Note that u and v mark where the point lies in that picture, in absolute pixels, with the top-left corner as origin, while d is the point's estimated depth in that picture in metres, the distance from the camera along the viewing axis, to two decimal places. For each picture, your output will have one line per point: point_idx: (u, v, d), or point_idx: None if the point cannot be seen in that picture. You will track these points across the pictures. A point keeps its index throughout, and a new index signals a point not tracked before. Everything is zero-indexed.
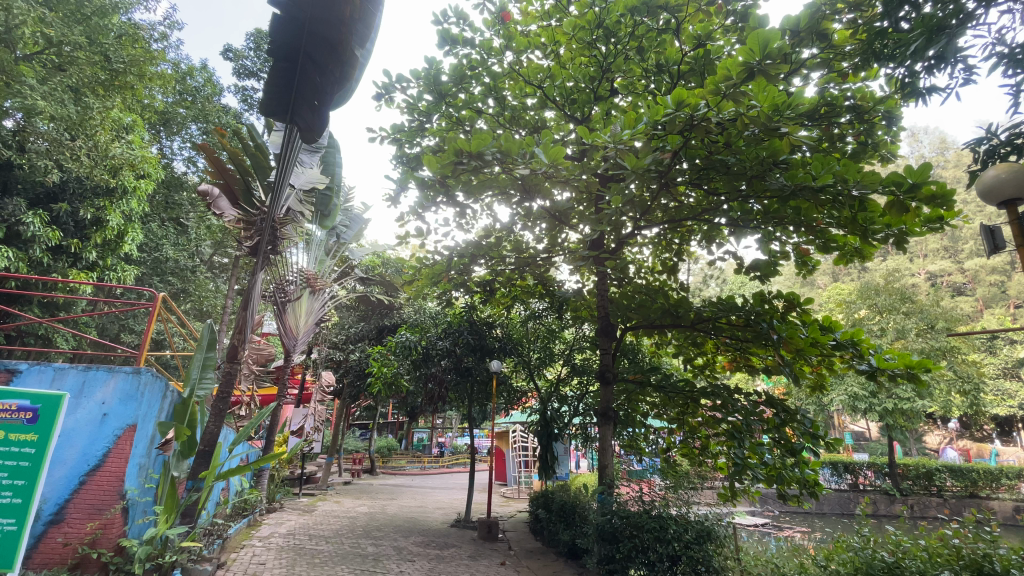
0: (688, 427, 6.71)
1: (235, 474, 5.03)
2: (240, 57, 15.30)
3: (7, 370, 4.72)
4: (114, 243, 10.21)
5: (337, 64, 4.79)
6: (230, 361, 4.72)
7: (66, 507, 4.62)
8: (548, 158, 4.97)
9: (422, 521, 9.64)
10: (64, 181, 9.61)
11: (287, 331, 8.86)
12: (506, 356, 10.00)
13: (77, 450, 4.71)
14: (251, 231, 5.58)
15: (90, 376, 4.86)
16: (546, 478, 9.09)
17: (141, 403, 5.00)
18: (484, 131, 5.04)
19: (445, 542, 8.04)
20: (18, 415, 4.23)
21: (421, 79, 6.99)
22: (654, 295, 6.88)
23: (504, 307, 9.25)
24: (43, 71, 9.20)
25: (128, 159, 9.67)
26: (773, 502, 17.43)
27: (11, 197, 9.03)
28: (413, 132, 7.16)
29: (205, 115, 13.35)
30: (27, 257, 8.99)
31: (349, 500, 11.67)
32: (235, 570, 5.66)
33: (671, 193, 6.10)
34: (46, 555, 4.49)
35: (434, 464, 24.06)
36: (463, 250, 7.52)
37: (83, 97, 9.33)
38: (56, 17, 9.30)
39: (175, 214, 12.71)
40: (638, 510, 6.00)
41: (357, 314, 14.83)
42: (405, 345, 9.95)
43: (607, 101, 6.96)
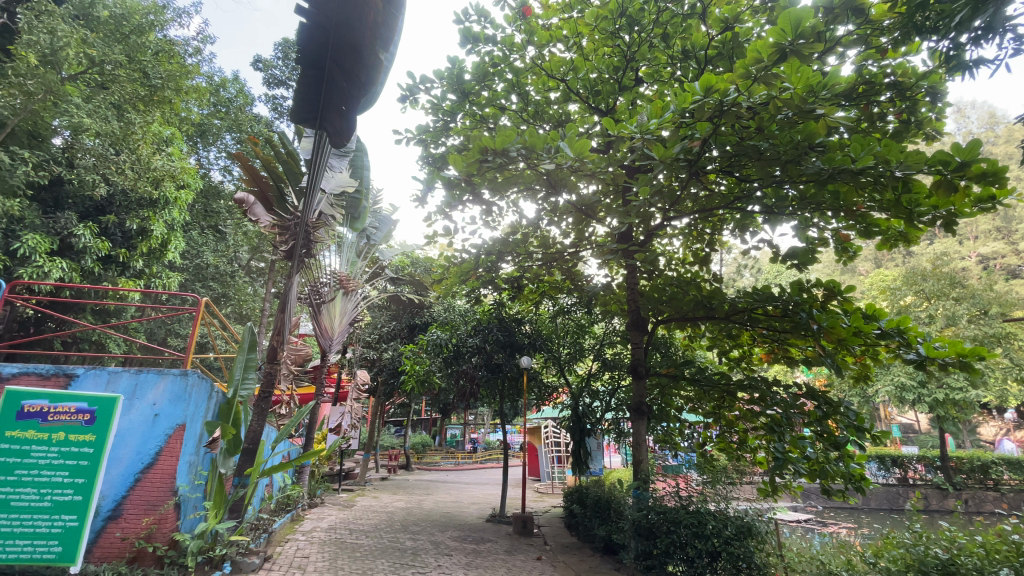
0: (726, 421, 6.67)
1: (278, 471, 5.23)
2: (269, 66, 15.74)
3: (66, 374, 5.00)
4: (159, 252, 10.68)
5: (363, 70, 4.89)
6: (269, 362, 5.06)
7: (123, 503, 4.87)
8: (574, 151, 4.96)
9: (458, 516, 9.73)
10: (110, 196, 10.02)
11: (322, 332, 9.04)
12: (536, 351, 9.91)
13: (132, 449, 4.97)
14: (286, 235, 5.81)
15: (142, 379, 5.11)
16: (580, 474, 9.03)
17: (189, 403, 5.22)
18: (510, 127, 5.12)
19: (482, 536, 8.12)
20: (77, 416, 4.46)
21: (444, 79, 7.04)
22: (686, 287, 6.71)
23: (533, 303, 9.23)
24: (89, 90, 9.66)
25: (168, 171, 10.11)
26: (816, 498, 16.92)
27: (64, 212, 9.55)
28: (438, 132, 7.20)
29: (238, 125, 13.85)
30: (80, 267, 9.51)
31: (386, 496, 11.91)
32: (281, 563, 5.85)
33: (702, 181, 5.96)
34: (105, 549, 4.76)
35: (468, 460, 24.31)
36: (491, 247, 7.52)
37: (126, 112, 9.81)
38: (98, 38, 9.77)
39: (214, 222, 13.22)
40: (675, 506, 5.90)
41: (389, 313, 15.05)
42: (436, 343, 10.04)
43: (632, 91, 6.87)
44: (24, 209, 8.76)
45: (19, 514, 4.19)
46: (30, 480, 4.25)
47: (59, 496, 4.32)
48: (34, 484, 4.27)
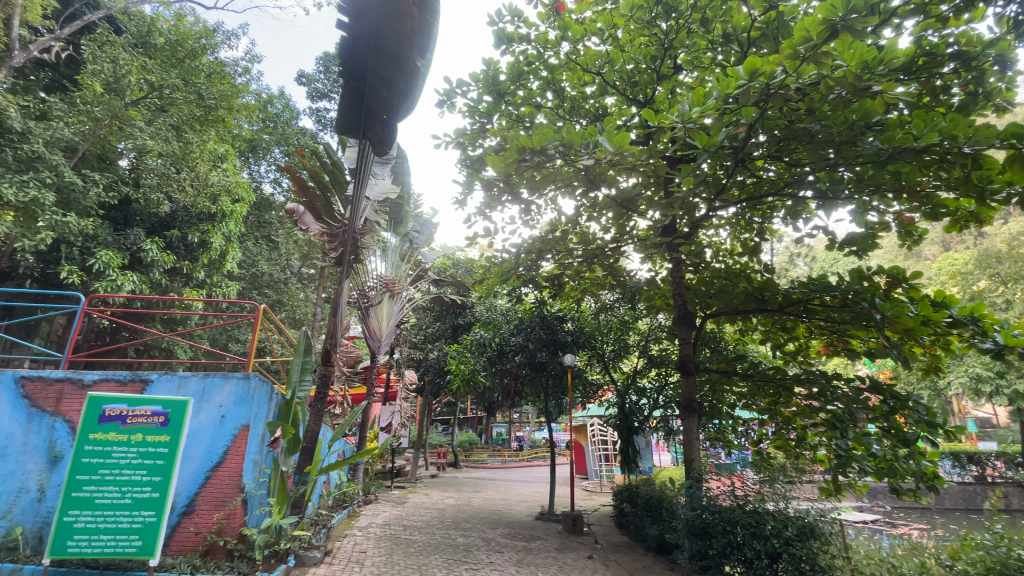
0: (783, 417, 6.46)
1: (336, 469, 5.43)
2: (312, 80, 16.36)
3: (141, 380, 5.36)
4: (218, 262, 11.30)
5: (402, 78, 5.05)
6: (325, 364, 5.34)
7: (195, 499, 5.18)
8: (612, 145, 4.91)
9: (507, 514, 9.81)
10: (173, 212, 10.72)
11: (371, 334, 9.30)
12: (580, 349, 9.72)
13: (202, 449, 5.27)
14: (336, 243, 6.07)
15: (209, 383, 5.42)
16: (630, 472, 8.90)
17: (252, 404, 5.49)
18: (547, 125, 5.11)
19: (532, 534, 8.15)
20: (153, 419, 4.76)
21: (480, 82, 7.11)
22: (735, 279, 6.41)
23: (574, 300, 9.16)
24: (150, 113, 10.32)
25: (224, 186, 10.71)
26: (884, 497, 15.95)
27: (133, 228, 10.26)
28: (475, 134, 7.27)
29: (286, 138, 14.53)
30: (149, 279, 10.21)
31: (437, 493, 12.16)
32: (340, 557, 6.08)
33: (749, 169, 5.75)
34: (181, 543, 5.07)
35: (514, 458, 24.41)
36: (531, 245, 7.54)
37: (184, 133, 10.45)
38: (156, 64, 10.47)
39: (267, 232, 13.91)
40: (730, 505, 5.72)
41: (433, 314, 15.34)
42: (480, 342, 10.19)
43: (671, 80, 6.70)
44: (98, 228, 9.51)
45: (104, 511, 4.48)
46: (112, 479, 4.55)
47: (138, 494, 4.59)
48: (117, 482, 4.57)
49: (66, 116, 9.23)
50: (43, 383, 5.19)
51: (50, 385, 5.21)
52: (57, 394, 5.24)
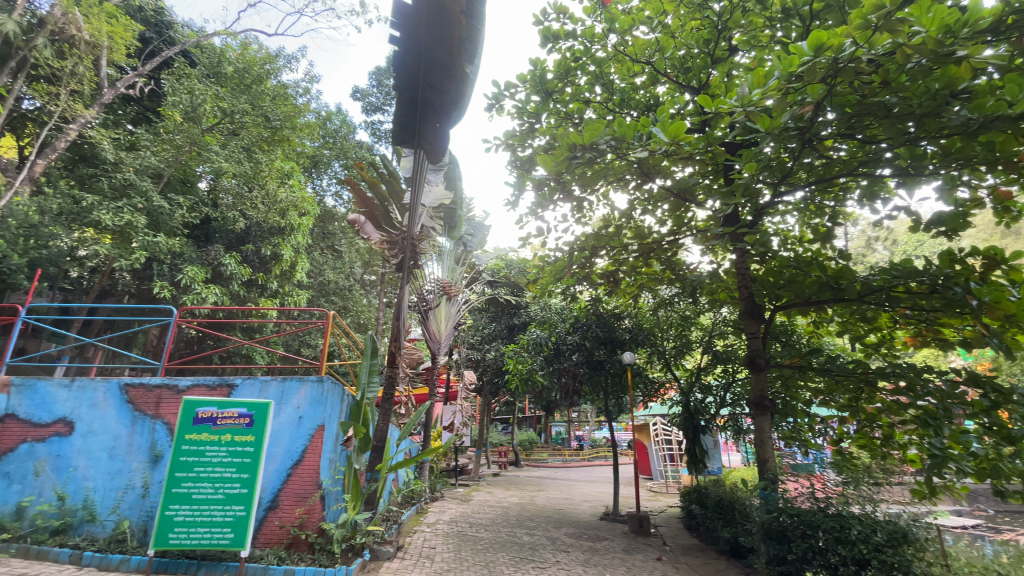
0: (866, 414, 6.10)
1: (404, 467, 5.61)
2: (367, 95, 17.05)
3: (227, 384, 5.78)
4: (290, 272, 11.98)
5: (452, 86, 5.19)
6: (391, 366, 5.59)
7: (279, 495, 5.51)
8: (667, 136, 4.83)
9: (571, 513, 9.78)
10: (248, 228, 11.45)
11: (431, 336, 9.56)
12: (639, 346, 9.36)
13: (283, 448, 5.61)
14: (396, 250, 6.29)
15: (287, 386, 5.76)
16: (697, 473, 8.61)
17: (326, 405, 5.77)
18: (597, 120, 5.09)
19: (597, 534, 8.07)
20: (239, 420, 5.15)
21: (527, 82, 7.16)
22: (807, 267, 6.07)
23: (631, 296, 8.93)
24: (224, 138, 11.15)
25: (292, 202, 11.34)
26: (988, 501, 14.46)
27: (213, 245, 11.14)
28: (524, 135, 7.31)
29: (345, 152, 15.27)
30: (229, 291, 11.04)
31: (500, 491, 12.33)
32: (412, 552, 6.31)
33: (817, 150, 5.43)
34: (268, 536, 5.42)
35: (575, 457, 24.27)
36: (584, 243, 7.54)
37: (254, 154, 11.22)
38: (227, 92, 11.33)
39: (331, 242, 14.66)
40: (810, 508, 5.40)
41: (489, 315, 15.60)
42: (537, 341, 10.21)
43: (727, 63, 6.43)
44: (184, 246, 10.39)
45: (201, 505, 4.90)
46: (206, 475, 4.97)
47: (229, 489, 4.98)
48: (211, 479, 4.98)
49: (152, 145, 10.28)
50: (144, 390, 5.74)
51: (150, 391, 5.74)
52: (156, 399, 5.76)
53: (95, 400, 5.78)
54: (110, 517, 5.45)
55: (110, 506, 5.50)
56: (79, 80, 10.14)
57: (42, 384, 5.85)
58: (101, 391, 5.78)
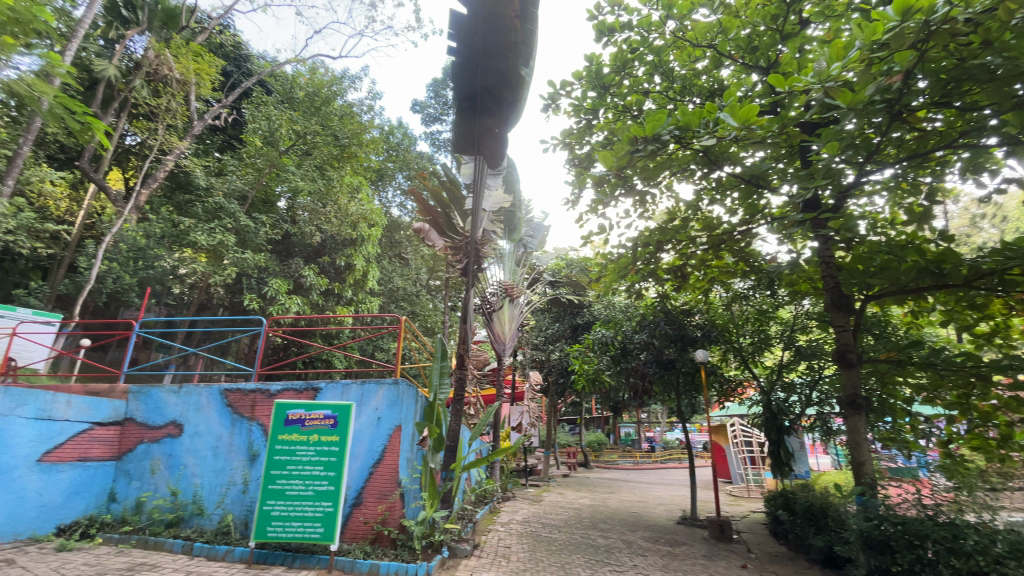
0: (979, 412, 5.55)
1: (477, 467, 5.71)
2: (425, 107, 17.67)
3: (311, 388, 6.16)
4: (362, 281, 12.43)
5: (510, 90, 5.32)
6: (461, 367, 5.77)
7: (362, 492, 5.78)
8: (738, 120, 4.65)
9: (646, 516, 9.53)
10: (323, 242, 12.12)
11: (496, 338, 9.61)
12: (713, 344, 8.82)
13: (365, 447, 5.89)
14: (459, 255, 6.43)
15: (366, 389, 6.05)
16: (782, 477, 8.10)
17: (402, 407, 6.00)
18: (660, 110, 5.07)
19: (675, 539, 7.79)
20: (325, 421, 5.50)
21: (583, 79, 7.09)
22: (901, 252, 5.63)
23: (701, 291, 8.58)
24: (299, 158, 12.01)
25: (362, 214, 11.90)
26: None
27: (294, 259, 11.96)
28: (582, 132, 7.25)
29: (407, 164, 16.01)
30: (310, 301, 11.78)
31: (572, 492, 12.27)
32: (488, 551, 6.44)
33: (908, 123, 4.97)
34: (353, 531, 5.69)
35: (647, 459, 23.64)
36: (648, 238, 7.39)
37: (327, 171, 11.96)
38: (300, 116, 12.17)
39: (398, 250, 15.30)
40: (916, 516, 4.92)
41: (551, 315, 15.61)
42: (603, 341, 9.96)
43: (798, 37, 6.02)
44: (269, 261, 11.24)
45: (294, 501, 5.26)
46: (298, 473, 5.34)
47: (318, 486, 5.29)
48: (302, 476, 5.34)
49: (237, 169, 11.38)
50: (241, 394, 6.27)
51: (246, 395, 6.26)
52: (252, 402, 6.26)
53: (200, 404, 6.37)
54: (215, 511, 5.96)
55: (215, 501, 6.02)
56: (172, 115, 11.20)
57: (155, 391, 6.55)
58: (204, 395, 6.38)
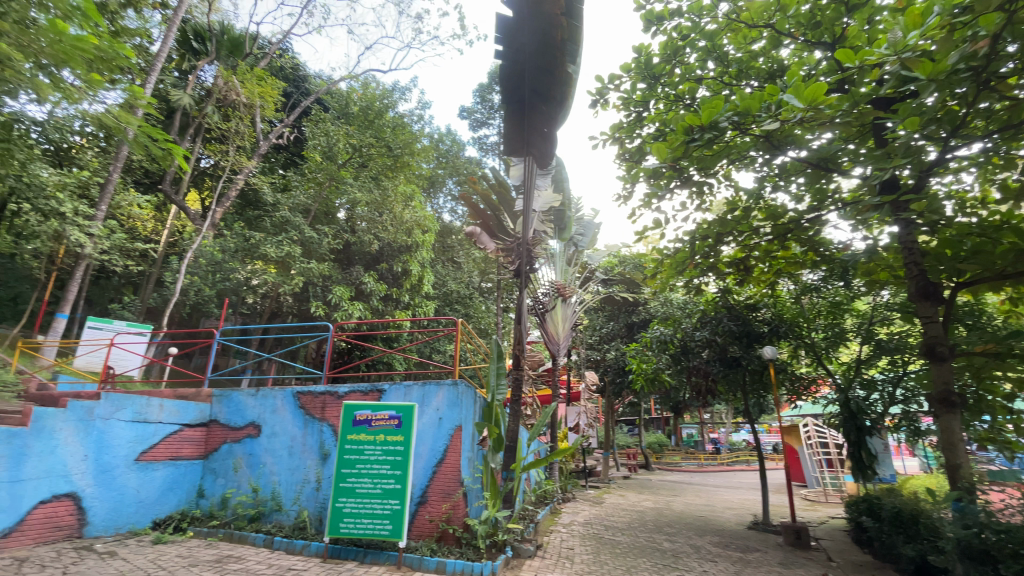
0: None
1: (537, 467, 5.74)
2: (472, 112, 17.94)
3: (376, 390, 6.39)
4: (418, 285, 12.73)
5: (558, 88, 5.27)
6: (517, 368, 5.78)
7: (427, 491, 5.94)
8: (803, 101, 4.39)
9: (714, 520, 9.15)
10: (381, 249, 12.59)
11: (549, 338, 9.47)
12: (781, 339, 8.38)
13: (428, 447, 6.05)
14: (512, 256, 6.39)
15: (427, 390, 6.22)
16: (864, 481, 7.52)
17: (462, 407, 6.08)
18: (716, 98, 4.88)
19: (747, 545, 7.43)
20: (390, 421, 5.68)
21: (631, 71, 6.94)
22: (996, 236, 5.26)
23: (767, 284, 8.16)
24: (355, 170, 12.56)
25: (416, 221, 12.25)
26: None
27: (355, 266, 12.48)
28: (633, 126, 7.09)
29: (456, 169, 16.39)
30: (370, 307, 12.23)
31: (633, 495, 12.00)
32: (552, 552, 6.43)
33: (999, 91, 4.49)
34: (420, 529, 5.87)
35: (713, 461, 22.68)
36: (706, 230, 7.10)
37: (382, 182, 12.41)
38: (356, 130, 12.73)
39: (450, 255, 15.62)
40: (1021, 523, 4.44)
41: (605, 314, 15.40)
42: (661, 340, 9.41)
43: (866, 7, 5.60)
44: (332, 269, 11.80)
45: (363, 498, 5.47)
46: (366, 472, 5.55)
47: (385, 485, 5.48)
48: (371, 474, 5.55)
49: (302, 185, 12.26)
50: (312, 396, 6.61)
51: (316, 397, 6.59)
52: (322, 404, 6.58)
53: (275, 406, 6.78)
54: (293, 507, 6.32)
55: (292, 498, 6.38)
56: (241, 137, 12.00)
57: (236, 394, 7.03)
58: (279, 398, 6.78)
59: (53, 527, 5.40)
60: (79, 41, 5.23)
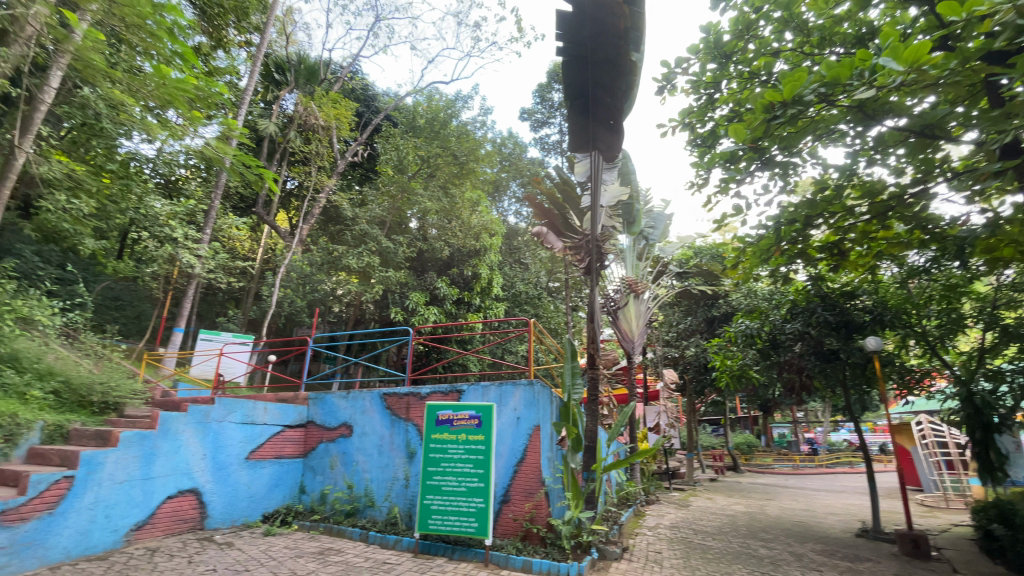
0: None
1: (618, 468, 5.57)
2: (533, 113, 18.00)
3: (455, 391, 6.55)
4: (488, 288, 12.98)
5: (622, 78, 5.14)
6: (592, 368, 5.69)
7: (510, 490, 5.99)
8: (903, 63, 3.93)
9: (815, 527, 8.47)
10: (452, 255, 12.96)
11: (623, 335, 9.19)
12: (885, 329, 7.60)
13: (508, 446, 6.11)
14: (581, 254, 6.30)
15: (504, 390, 6.29)
16: (997, 485, 6.62)
17: (539, 407, 6.08)
18: (798, 70, 4.52)
19: (856, 554, 6.77)
20: (470, 421, 5.81)
21: (700, 52, 6.64)
22: None
23: (866, 269, 7.44)
24: (424, 180, 13.05)
25: (484, 225, 12.50)
26: None
27: (429, 273, 12.96)
28: (704, 109, 6.76)
29: (520, 171, 16.49)
30: (445, 311, 12.62)
31: (722, 498, 11.38)
32: (639, 555, 6.24)
33: None
34: (504, 527, 5.94)
35: (810, 463, 20.94)
36: (792, 214, 6.60)
37: (450, 189, 12.78)
38: (423, 142, 13.22)
39: (518, 256, 15.76)
40: None
41: (682, 309, 14.82)
42: (746, 334, 8.87)
43: None
44: (407, 277, 12.35)
45: (449, 496, 5.64)
46: (451, 470, 5.71)
47: (470, 483, 5.60)
48: (455, 472, 5.70)
49: (377, 199, 12.85)
50: (397, 397, 6.93)
51: (401, 398, 6.90)
52: (406, 405, 6.88)
53: (364, 407, 7.18)
54: (384, 503, 6.64)
55: (383, 494, 6.70)
56: (321, 158, 12.87)
57: (329, 397, 7.53)
58: (367, 399, 7.17)
59: (180, 519, 6.01)
60: (178, 83, 6.18)
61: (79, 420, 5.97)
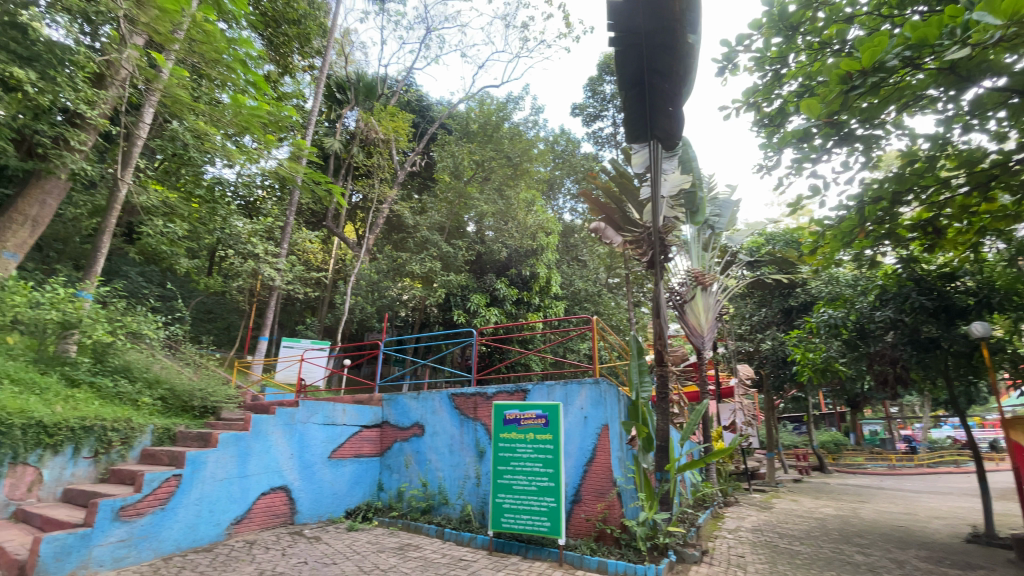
0: None
1: (693, 468, 5.36)
2: (584, 108, 17.77)
3: (520, 391, 6.59)
4: (546, 287, 12.95)
5: (679, 62, 4.89)
6: (660, 365, 5.51)
7: (581, 489, 5.95)
8: (1001, 16, 3.50)
9: (919, 532, 7.71)
10: (510, 256, 13.05)
11: (692, 330, 8.84)
12: (993, 312, 6.83)
13: (577, 445, 6.06)
14: (643, 248, 6.12)
15: (570, 389, 6.24)
16: None
17: (607, 406, 5.98)
18: (879, 35, 4.11)
19: (967, 561, 6.09)
20: (538, 420, 5.82)
21: (764, 27, 6.26)
22: None
23: (968, 247, 6.70)
24: (480, 184, 13.25)
25: (540, 224, 12.50)
26: None
27: (488, 275, 13.15)
28: (770, 87, 6.37)
29: (573, 168, 16.33)
30: (506, 311, 12.74)
31: (808, 500, 10.63)
32: (720, 559, 5.97)
33: None
34: (577, 527, 5.89)
35: (909, 463, 19.06)
36: (876, 191, 6.07)
37: (505, 191, 12.89)
38: (478, 146, 13.43)
39: (576, 253, 15.61)
40: None
41: (754, 300, 14.05)
42: (830, 324, 8.14)
43: None
44: (467, 279, 12.60)
45: (521, 495, 5.68)
46: (521, 469, 5.76)
47: (540, 482, 5.61)
48: (525, 472, 5.74)
49: (436, 206, 13.19)
50: (465, 398, 7.08)
51: (468, 398, 7.04)
52: (474, 405, 7.01)
53: (434, 408, 7.40)
54: (458, 501, 6.80)
55: (456, 492, 6.87)
56: (382, 169, 13.43)
57: (401, 398, 7.83)
58: (436, 400, 7.38)
59: (273, 514, 6.48)
60: (253, 110, 6.62)
61: (183, 422, 6.59)
